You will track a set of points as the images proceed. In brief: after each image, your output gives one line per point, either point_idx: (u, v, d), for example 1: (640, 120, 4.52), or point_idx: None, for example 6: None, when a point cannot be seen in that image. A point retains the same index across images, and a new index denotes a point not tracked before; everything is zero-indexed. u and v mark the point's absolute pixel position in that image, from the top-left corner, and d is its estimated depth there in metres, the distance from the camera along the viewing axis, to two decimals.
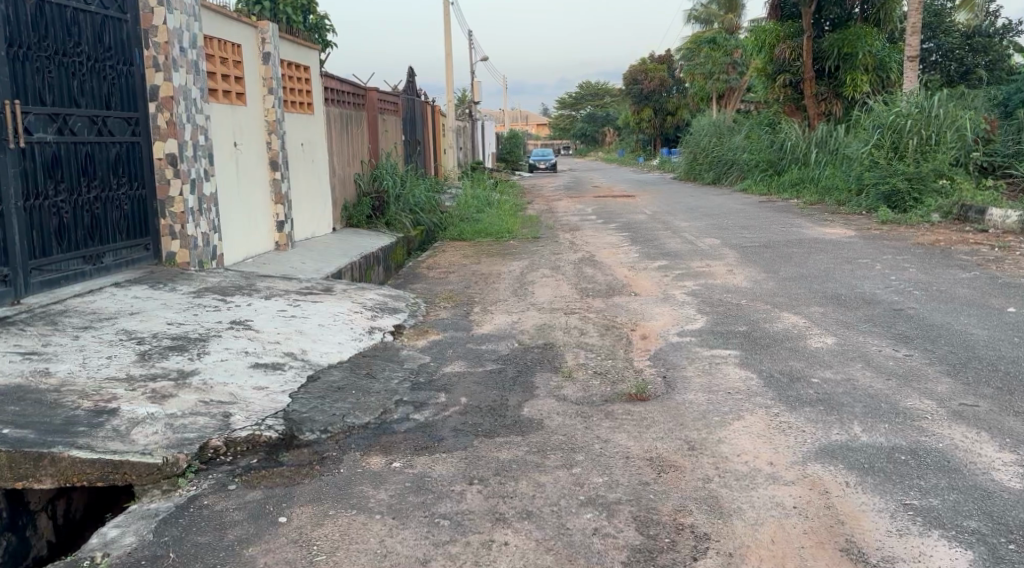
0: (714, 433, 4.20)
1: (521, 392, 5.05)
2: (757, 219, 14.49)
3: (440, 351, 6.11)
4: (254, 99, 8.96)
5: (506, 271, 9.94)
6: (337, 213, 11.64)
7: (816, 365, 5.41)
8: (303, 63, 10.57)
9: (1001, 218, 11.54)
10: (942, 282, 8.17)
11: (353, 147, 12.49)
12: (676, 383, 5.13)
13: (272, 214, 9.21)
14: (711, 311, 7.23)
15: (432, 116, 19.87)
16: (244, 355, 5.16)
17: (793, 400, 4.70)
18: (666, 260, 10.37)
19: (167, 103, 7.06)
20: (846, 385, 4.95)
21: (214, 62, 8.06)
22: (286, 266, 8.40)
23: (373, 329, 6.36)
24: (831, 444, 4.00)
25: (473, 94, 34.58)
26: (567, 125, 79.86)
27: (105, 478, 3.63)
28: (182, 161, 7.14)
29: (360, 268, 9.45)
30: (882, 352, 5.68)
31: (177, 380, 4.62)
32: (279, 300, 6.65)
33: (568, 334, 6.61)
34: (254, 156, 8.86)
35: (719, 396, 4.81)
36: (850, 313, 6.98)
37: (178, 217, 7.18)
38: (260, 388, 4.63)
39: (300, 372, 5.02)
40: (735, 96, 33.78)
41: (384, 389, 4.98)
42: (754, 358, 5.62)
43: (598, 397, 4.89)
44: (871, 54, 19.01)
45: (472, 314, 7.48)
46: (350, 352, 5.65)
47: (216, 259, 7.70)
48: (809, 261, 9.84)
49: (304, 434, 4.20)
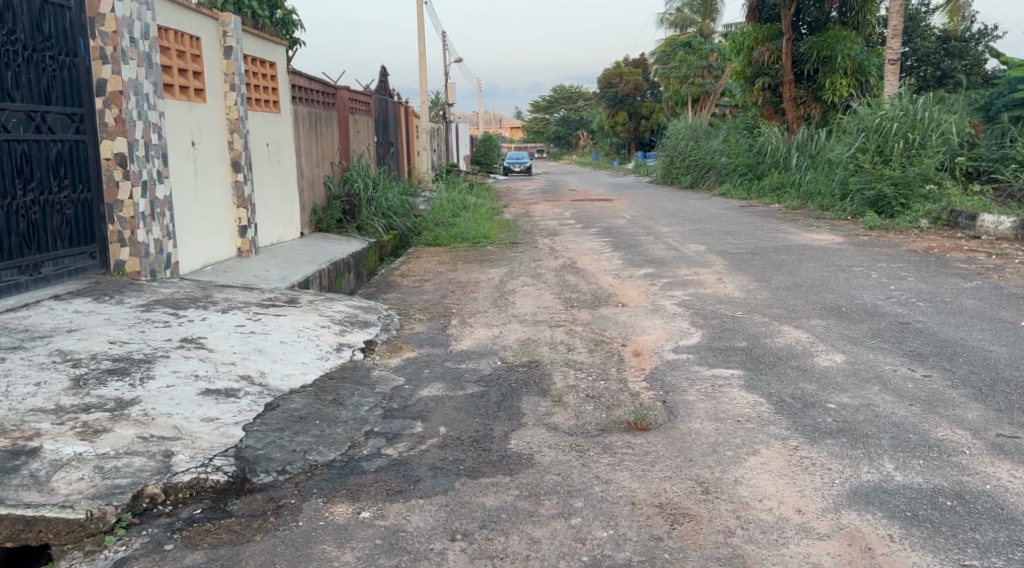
0: (730, 473, 3.69)
1: (506, 420, 4.51)
2: (740, 224, 14.03)
3: (415, 371, 5.56)
4: (214, 96, 8.35)
5: (484, 279, 9.40)
6: (305, 218, 11.03)
7: (829, 388, 4.90)
8: (268, 59, 9.97)
9: (993, 224, 11.15)
10: (945, 292, 7.73)
11: (322, 148, 11.88)
12: (678, 409, 4.61)
13: (233, 219, 8.61)
14: (706, 325, 6.73)
15: (405, 117, 19.28)
16: (194, 381, 4.58)
17: (812, 431, 4.19)
18: (652, 267, 9.89)
19: (115, 98, 6.44)
20: (867, 412, 4.45)
21: (170, 55, 7.47)
22: (248, 275, 7.81)
23: (341, 347, 5.79)
24: (865, 486, 3.52)
25: (446, 96, 34.05)
26: (540, 128, 79.40)
27: (17, 538, 3.10)
28: (132, 161, 6.53)
29: (329, 276, 8.86)
30: (898, 372, 5.21)
31: (114, 412, 4.03)
32: (237, 314, 6.06)
33: (554, 350, 6.08)
34: (214, 157, 8.26)
35: (728, 426, 4.31)
36: (855, 326, 6.51)
37: (127, 223, 6.56)
38: (209, 421, 4.06)
39: (257, 400, 4.45)
40: (711, 100, 33.30)
41: (353, 419, 4.42)
42: (760, 380, 5.12)
43: (594, 427, 4.37)
44: (851, 58, 18.66)
45: (450, 328, 6.93)
46: (315, 374, 5.08)
47: (171, 268, 7.10)
48: (802, 269, 9.39)
49: (258, 477, 3.64)
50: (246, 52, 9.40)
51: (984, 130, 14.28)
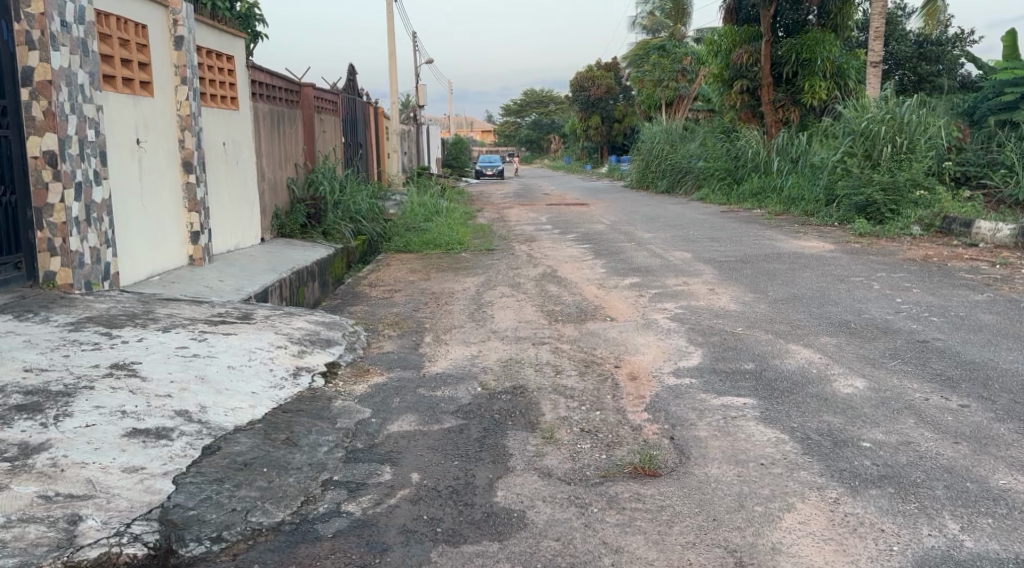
0: (765, 536, 3.10)
1: (488, 463, 3.85)
2: (725, 230, 13.46)
3: (384, 400, 4.88)
4: (162, 91, 7.61)
5: (460, 290, 8.73)
6: (266, 223, 10.27)
7: (859, 422, 4.25)
8: (225, 52, 9.23)
9: (990, 232, 10.64)
10: (957, 305, 7.17)
11: (285, 148, 11.12)
12: (690, 449, 3.96)
13: (185, 224, 7.86)
14: (706, 343, 6.09)
15: (375, 116, 18.52)
16: (119, 418, 3.86)
17: (852, 479, 3.55)
18: (638, 277, 9.25)
19: (44, 89, 5.71)
20: (909, 453, 3.82)
21: (110, 44, 6.75)
22: (199, 286, 7.08)
23: (298, 372, 5.09)
24: (932, 556, 2.97)
25: (417, 99, 33.26)
26: (509, 131, 78.60)
27: None
28: (63, 160, 5.78)
29: (291, 286, 8.11)
30: (931, 402, 4.56)
31: (14, 463, 3.33)
32: (180, 333, 5.33)
33: (541, 373, 5.42)
34: (163, 156, 7.50)
35: (751, 472, 3.66)
36: (870, 345, 5.89)
37: (58, 229, 5.81)
38: (131, 473, 3.37)
39: (194, 443, 3.76)
40: (684, 104, 31.94)
41: (308, 464, 3.77)
42: (778, 411, 4.47)
43: (594, 472, 3.71)
44: (831, 60, 18.16)
45: (423, 346, 6.24)
46: (266, 408, 4.37)
47: (110, 279, 6.35)
48: (797, 279, 8.79)
49: (186, 548, 3.07)
50: (201, 43, 8.67)
51: (971, 134, 13.74)
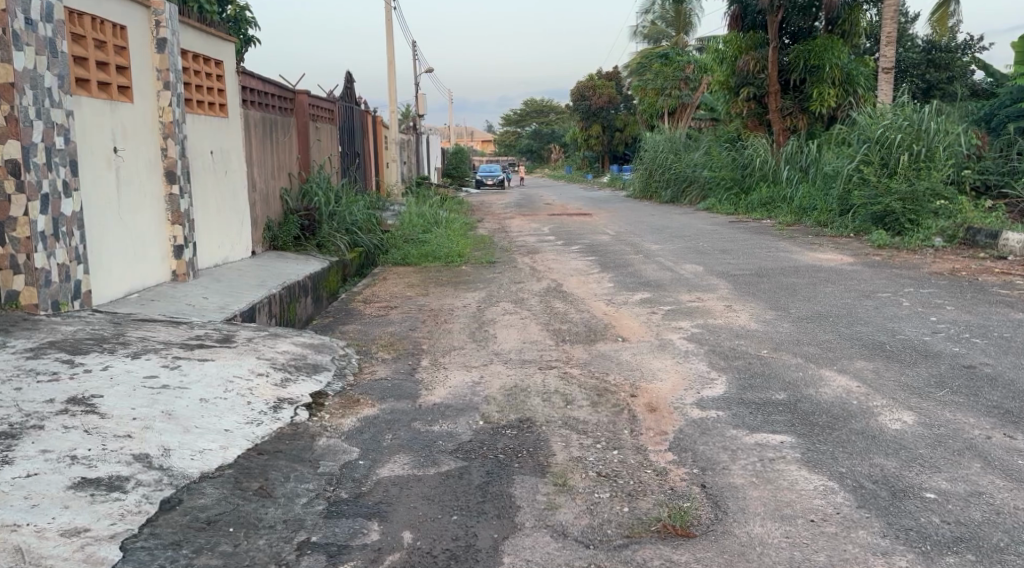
0: None
1: (492, 519, 3.33)
2: (735, 242, 12.94)
3: (374, 437, 4.35)
4: (144, 95, 7.09)
5: (460, 306, 8.20)
6: (257, 235, 9.74)
7: (917, 467, 3.70)
8: (212, 55, 8.71)
9: (1019, 243, 10.11)
10: (999, 325, 6.61)
11: (277, 156, 10.59)
12: (726, 501, 3.43)
13: (168, 237, 7.35)
14: (730, 368, 5.53)
15: (372, 125, 17.97)
16: (67, 465, 3.32)
17: (922, 542, 3.05)
18: (649, 292, 8.70)
19: (6, 92, 5.21)
20: (982, 507, 3.29)
21: (85, 45, 6.24)
22: (181, 304, 6.55)
23: (280, 405, 4.54)
24: None
25: (417, 108, 32.66)
26: (511, 141, 78.07)
27: None
28: (28, 169, 5.29)
29: (281, 303, 7.57)
30: (995, 442, 4.00)
31: None
32: (150, 360, 4.79)
33: (550, 403, 4.89)
34: (143, 165, 6.98)
35: (801, 532, 3.16)
36: (912, 372, 5.33)
37: (21, 244, 5.31)
38: (70, 537, 2.87)
39: (150, 495, 3.23)
40: (688, 112, 31.83)
41: (283, 522, 3.29)
42: (821, 452, 3.92)
43: (618, 531, 3.21)
44: (840, 67, 17.60)
45: (419, 372, 5.70)
46: (239, 449, 3.83)
47: (81, 298, 5.82)
48: (820, 295, 8.24)
49: None
50: (187, 46, 8.16)
51: (990, 141, 13.21)
